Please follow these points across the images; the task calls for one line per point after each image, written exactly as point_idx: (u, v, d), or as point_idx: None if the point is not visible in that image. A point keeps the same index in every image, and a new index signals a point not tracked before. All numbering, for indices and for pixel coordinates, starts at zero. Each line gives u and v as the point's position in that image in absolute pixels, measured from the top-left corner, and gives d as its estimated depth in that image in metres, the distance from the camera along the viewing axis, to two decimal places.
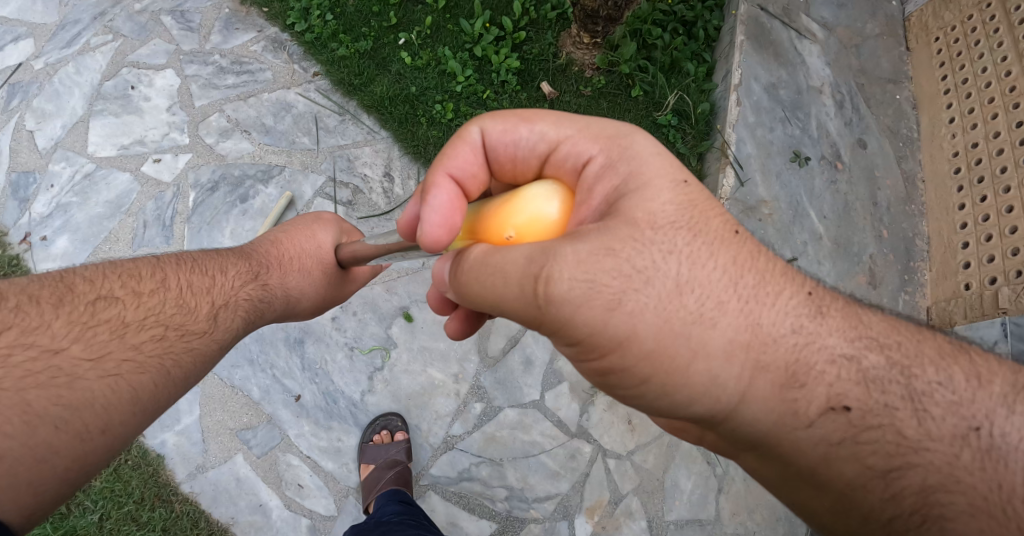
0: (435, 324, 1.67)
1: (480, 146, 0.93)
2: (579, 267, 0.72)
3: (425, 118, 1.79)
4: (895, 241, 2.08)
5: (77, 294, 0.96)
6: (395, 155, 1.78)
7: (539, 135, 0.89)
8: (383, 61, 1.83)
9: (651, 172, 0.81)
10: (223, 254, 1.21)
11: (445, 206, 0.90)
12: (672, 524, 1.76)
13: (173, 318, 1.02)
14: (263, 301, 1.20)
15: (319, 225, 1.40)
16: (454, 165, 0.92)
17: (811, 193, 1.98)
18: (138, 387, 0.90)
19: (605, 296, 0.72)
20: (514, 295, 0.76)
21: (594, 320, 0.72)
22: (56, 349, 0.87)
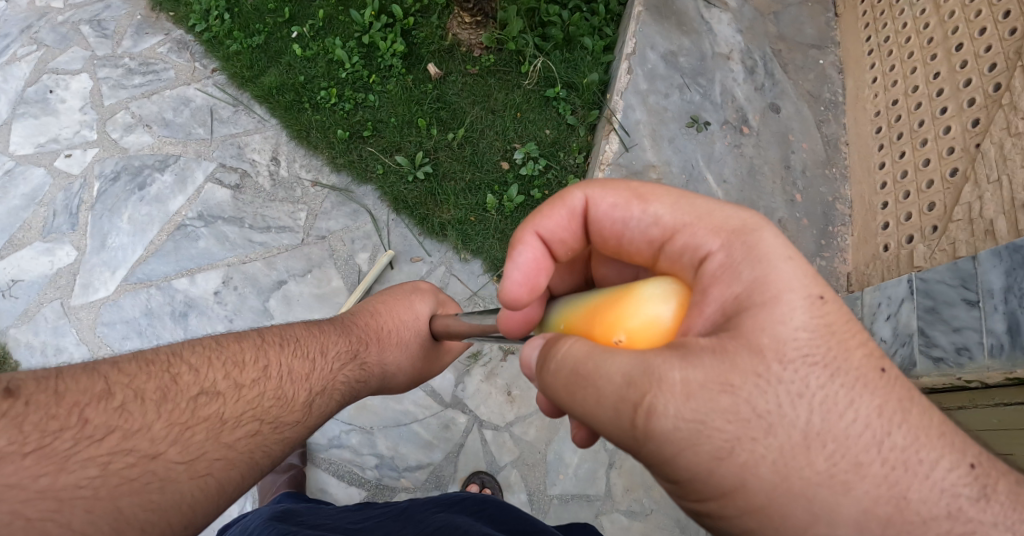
0: (311, 297, 1.74)
1: (581, 215, 0.80)
2: (685, 403, 0.57)
3: (309, 104, 1.88)
4: (810, 206, 2.01)
5: (181, 385, 0.78)
6: (282, 141, 1.87)
7: (652, 217, 0.74)
8: (275, 54, 1.92)
9: (786, 281, 0.62)
10: (325, 328, 1.10)
11: (529, 265, 0.83)
12: (558, 499, 1.67)
13: (269, 409, 0.86)
14: (360, 381, 1.11)
15: (418, 296, 1.33)
16: (544, 229, 0.82)
17: (709, 157, 1.93)
18: (227, 484, 0.75)
19: (713, 443, 0.57)
20: (606, 419, 0.61)
21: (695, 466, 0.58)
22: (154, 453, 0.70)
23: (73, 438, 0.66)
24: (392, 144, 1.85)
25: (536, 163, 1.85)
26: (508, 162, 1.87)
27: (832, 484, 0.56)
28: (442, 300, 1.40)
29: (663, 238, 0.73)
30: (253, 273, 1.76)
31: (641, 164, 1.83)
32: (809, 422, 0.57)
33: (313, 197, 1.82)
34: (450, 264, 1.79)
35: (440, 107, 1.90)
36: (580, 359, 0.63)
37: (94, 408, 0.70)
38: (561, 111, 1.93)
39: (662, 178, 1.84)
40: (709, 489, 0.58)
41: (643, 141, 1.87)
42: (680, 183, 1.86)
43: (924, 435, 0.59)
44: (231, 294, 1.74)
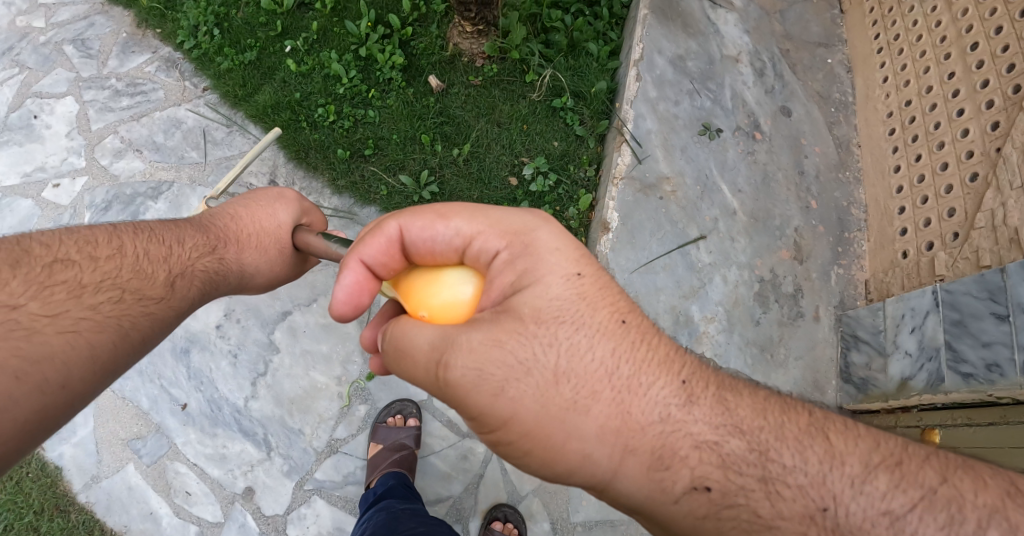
0: (318, 327, 1.68)
1: (397, 241, 0.89)
2: (468, 353, 0.78)
3: (307, 122, 1.79)
4: (825, 212, 1.97)
5: (33, 257, 0.96)
6: (280, 162, 1.79)
7: (454, 231, 0.87)
8: (268, 70, 1.83)
9: (546, 270, 0.83)
10: (181, 226, 1.22)
11: (353, 285, 0.93)
12: (581, 526, 1.63)
13: (130, 282, 1.03)
14: (218, 273, 1.21)
15: (279, 204, 1.34)
16: (367, 256, 0.90)
17: (722, 166, 1.88)
18: (96, 344, 0.91)
19: (490, 383, 0.77)
20: (423, 377, 0.83)
21: (481, 404, 0.78)
22: (16, 305, 0.87)
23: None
24: (396, 162, 1.78)
25: (546, 178, 1.79)
26: (516, 177, 1.81)
27: (575, 407, 0.77)
28: (311, 212, 1.40)
29: (466, 248, 0.88)
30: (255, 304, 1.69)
31: (654, 176, 1.78)
32: (558, 366, 0.78)
33: None
34: None
35: (444, 121, 1.83)
36: (399, 339, 0.85)
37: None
38: (569, 120, 1.87)
39: (676, 191, 1.78)
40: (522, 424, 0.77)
41: (655, 151, 1.81)
42: (695, 194, 1.80)
43: (638, 363, 0.80)
44: (234, 327, 1.67)
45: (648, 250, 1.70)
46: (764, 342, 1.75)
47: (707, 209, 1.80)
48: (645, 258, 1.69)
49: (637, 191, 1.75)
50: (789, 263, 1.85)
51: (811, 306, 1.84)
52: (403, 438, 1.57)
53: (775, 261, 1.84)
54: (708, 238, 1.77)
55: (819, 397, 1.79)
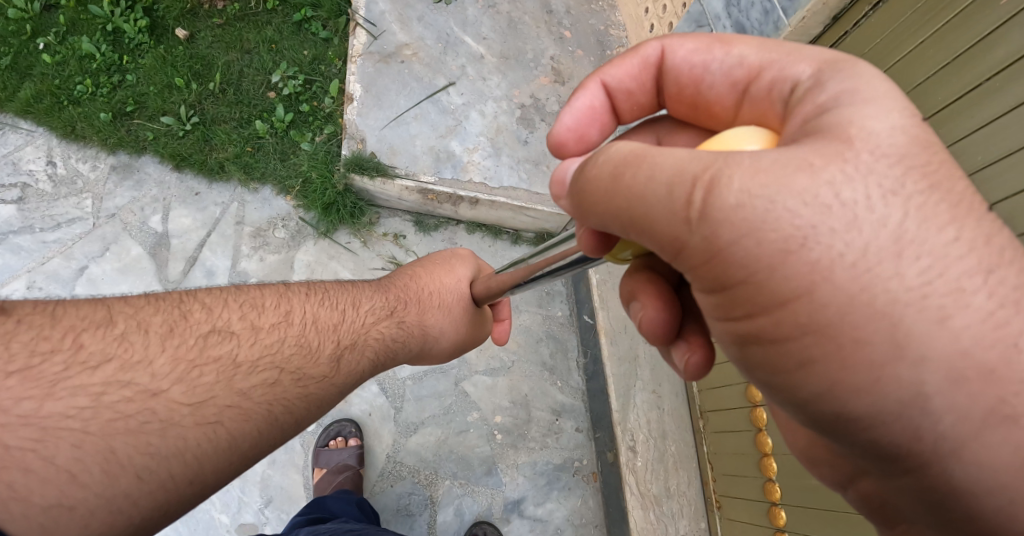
0: (114, 271, 1.75)
1: (655, 65, 0.77)
2: (755, 177, 0.51)
3: (68, 101, 1.88)
4: (581, 38, 2.04)
5: (190, 324, 0.87)
6: (54, 144, 1.88)
7: (736, 60, 0.69)
8: (25, 69, 1.92)
9: (901, 100, 0.55)
10: (363, 287, 1.18)
11: (583, 111, 0.83)
12: (410, 379, 1.71)
13: (291, 360, 0.93)
14: (397, 340, 1.17)
15: (457, 264, 1.40)
16: (612, 78, 0.80)
17: (463, 23, 1.96)
18: (236, 436, 0.81)
19: (782, 231, 0.51)
20: (656, 200, 0.56)
21: (752, 257, 0.52)
22: (155, 390, 0.77)
23: (63, 362, 0.73)
24: (158, 110, 1.87)
25: (296, 81, 1.88)
26: (273, 89, 1.90)
27: (926, 309, 0.50)
28: (481, 266, 1.48)
29: (747, 87, 0.68)
30: (53, 270, 1.75)
31: (393, 46, 1.87)
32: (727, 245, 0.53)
33: (95, 182, 1.83)
34: (241, 198, 1.81)
35: (195, 63, 1.92)
36: (627, 150, 0.59)
37: (91, 334, 0.78)
38: (313, 30, 1.97)
39: (417, 53, 1.87)
40: (802, 311, 0.52)
41: (391, 26, 1.90)
42: (438, 51, 1.89)
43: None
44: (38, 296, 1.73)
45: (396, 106, 1.78)
46: (537, 156, 1.79)
47: (453, 61, 1.88)
48: (394, 113, 1.77)
49: (377, 62, 1.84)
50: (550, 87, 1.91)
51: None
52: (344, 458, 1.55)
53: (536, 87, 1.90)
54: (458, 83, 1.85)
55: None
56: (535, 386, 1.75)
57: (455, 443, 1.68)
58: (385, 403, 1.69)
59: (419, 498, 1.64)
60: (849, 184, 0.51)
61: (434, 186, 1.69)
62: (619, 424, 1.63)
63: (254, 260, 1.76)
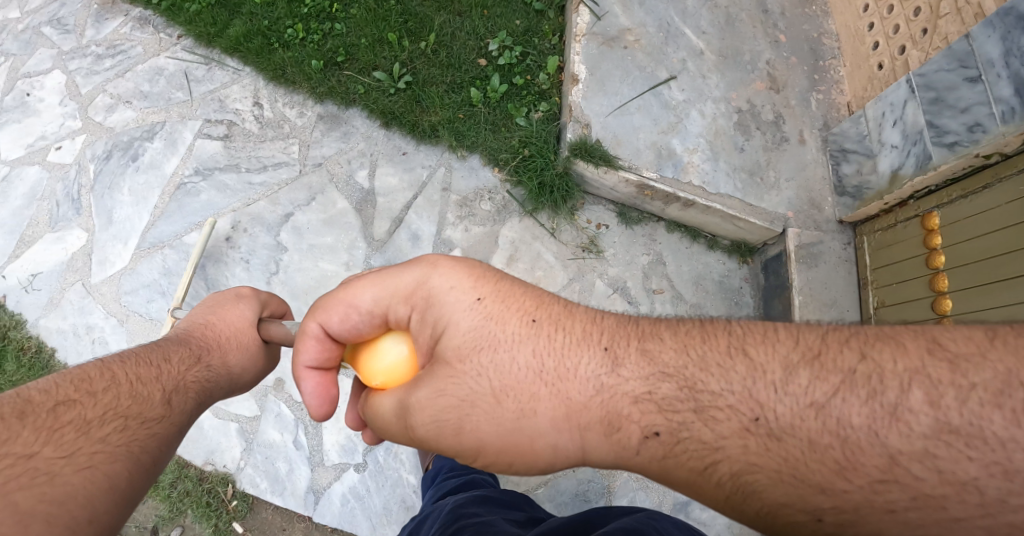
0: (320, 223, 1.75)
1: (326, 337, 0.91)
2: (418, 413, 0.80)
3: (278, 44, 1.85)
4: (796, 44, 1.96)
5: (35, 404, 0.77)
6: (261, 86, 1.86)
7: (513, 348, 0.80)
8: (234, 6, 1.88)
9: (461, 317, 0.82)
10: (163, 343, 1.06)
11: (314, 390, 0.97)
12: None
13: (129, 407, 0.85)
14: (210, 381, 1.06)
15: (242, 301, 1.26)
16: (331, 327, 0.88)
17: (683, 13, 1.90)
18: (113, 476, 0.75)
19: (509, 411, 0.77)
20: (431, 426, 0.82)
21: (505, 429, 0.77)
22: (27, 453, 0.70)
23: None
24: (368, 63, 1.84)
25: (512, 51, 1.84)
26: (484, 56, 1.86)
27: None
28: (267, 302, 1.33)
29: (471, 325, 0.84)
30: (259, 213, 1.76)
31: (616, 29, 1.82)
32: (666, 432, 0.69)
33: (302, 129, 1.82)
34: (449, 163, 1.80)
35: (408, 19, 1.88)
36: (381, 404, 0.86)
37: None
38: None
39: (640, 40, 1.82)
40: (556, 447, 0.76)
41: (614, 7, 1.84)
42: (659, 41, 1.84)
43: None
44: (243, 237, 1.75)
45: (620, 95, 1.75)
46: (752, 166, 1.76)
47: (673, 53, 1.84)
48: (618, 102, 1.74)
49: (600, 45, 1.80)
50: (765, 94, 1.87)
51: (795, 131, 1.85)
52: None
53: (751, 92, 1.85)
54: (679, 78, 1.81)
55: (817, 214, 1.79)
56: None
57: None
58: None
59: (598, 486, 1.68)
60: None
61: (654, 182, 1.67)
62: None
63: (459, 230, 1.75)
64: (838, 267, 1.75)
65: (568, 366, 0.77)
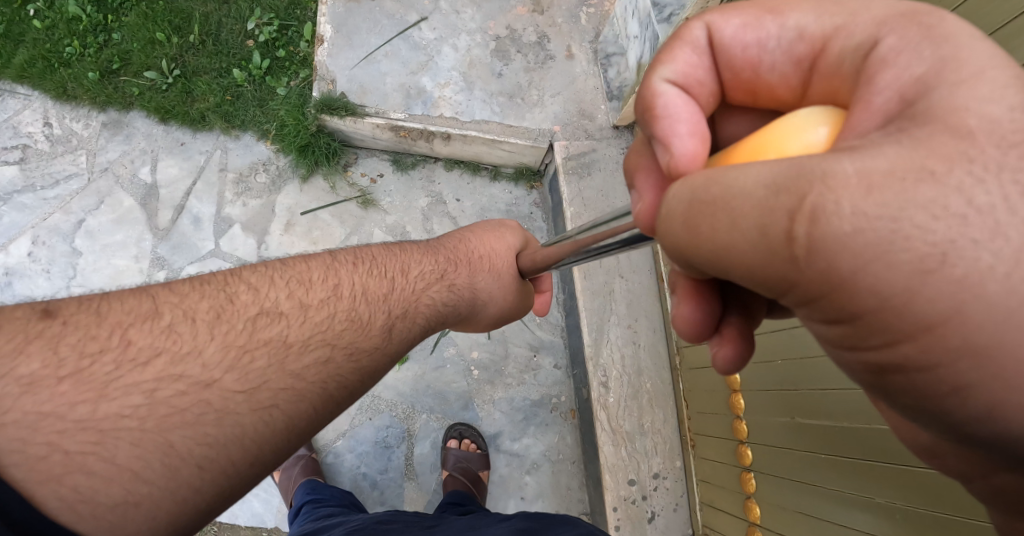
0: (110, 222, 1.82)
1: (710, 51, 0.58)
2: (868, 198, 0.39)
3: (59, 64, 1.92)
4: None
5: (237, 307, 0.76)
6: (49, 107, 1.93)
7: (793, 32, 0.54)
8: (17, 35, 1.94)
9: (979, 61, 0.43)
10: (408, 249, 1.07)
11: (686, 113, 0.57)
12: None
13: (342, 335, 0.82)
14: (450, 302, 1.06)
15: (507, 232, 1.25)
16: (722, 31, 0.56)
17: None
18: (292, 417, 0.72)
19: (905, 266, 0.39)
20: (751, 254, 0.45)
21: (887, 305, 0.41)
22: (208, 380, 0.67)
23: (113, 361, 0.64)
24: (143, 65, 1.88)
25: (271, 26, 1.87)
26: (250, 37, 1.89)
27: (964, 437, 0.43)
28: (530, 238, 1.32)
29: (812, 60, 0.54)
30: (55, 224, 1.83)
31: None
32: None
33: (88, 140, 1.90)
34: (223, 145, 1.85)
35: (175, 16, 1.91)
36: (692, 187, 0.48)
37: (137, 329, 0.68)
38: None
39: None
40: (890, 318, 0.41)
41: None
42: None
43: None
44: (42, 249, 1.80)
45: (367, 45, 1.72)
46: (511, 89, 1.71)
47: None
48: (363, 53, 1.72)
49: (347, 3, 1.76)
50: (528, 17, 1.77)
51: (562, 47, 1.76)
52: (298, 448, 1.57)
53: (512, 19, 1.77)
54: (430, 19, 1.76)
55: (588, 124, 1.70)
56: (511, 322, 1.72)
57: (433, 378, 1.69)
58: None
59: (396, 430, 1.66)
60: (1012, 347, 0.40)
61: (403, 122, 1.66)
62: (591, 359, 1.59)
63: (237, 206, 1.80)
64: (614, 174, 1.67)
65: (964, 113, 0.41)
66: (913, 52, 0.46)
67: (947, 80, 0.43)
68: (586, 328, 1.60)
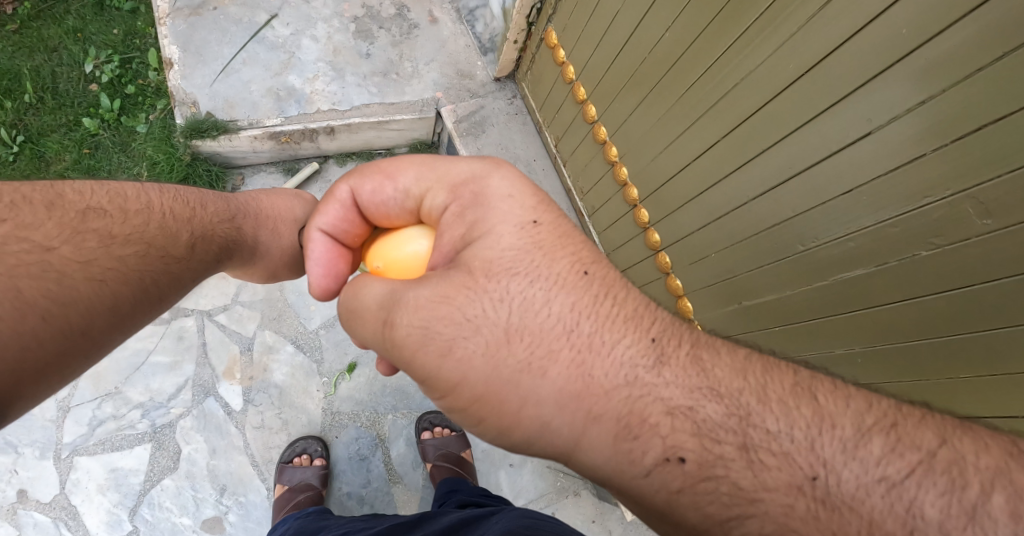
0: None
1: (351, 205, 0.82)
2: (416, 315, 0.68)
3: None
4: None
5: (66, 201, 0.91)
6: None
7: (403, 191, 0.78)
8: None
9: (499, 219, 0.71)
10: (201, 192, 1.10)
11: (324, 257, 0.86)
12: (322, 328, 1.65)
13: (156, 239, 0.96)
14: (235, 246, 1.08)
15: (299, 200, 1.20)
16: (360, 195, 0.80)
17: None
18: (117, 295, 0.88)
19: (437, 343, 0.67)
20: (373, 337, 0.74)
21: (428, 367, 0.68)
22: (47, 246, 0.84)
23: None
24: None
25: (112, 64, 1.71)
26: (92, 81, 1.72)
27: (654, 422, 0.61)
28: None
29: (419, 208, 0.78)
30: None
31: None
32: None
33: None
34: None
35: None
36: (349, 300, 0.77)
37: None
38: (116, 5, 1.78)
39: None
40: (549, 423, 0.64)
41: None
42: None
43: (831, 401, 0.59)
44: None
45: (221, 57, 1.58)
46: (384, 67, 1.64)
47: None
48: (220, 65, 1.57)
49: (188, 17, 1.60)
50: None
51: (423, 13, 1.70)
52: (308, 477, 1.46)
53: None
54: (281, 14, 1.64)
55: (470, 83, 1.66)
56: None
57: (386, 377, 1.63)
58: (305, 359, 1.61)
59: (367, 440, 1.58)
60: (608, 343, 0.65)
61: (283, 127, 1.56)
62: None
63: None
64: (507, 125, 1.65)
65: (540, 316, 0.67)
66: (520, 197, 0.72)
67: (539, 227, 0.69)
68: None
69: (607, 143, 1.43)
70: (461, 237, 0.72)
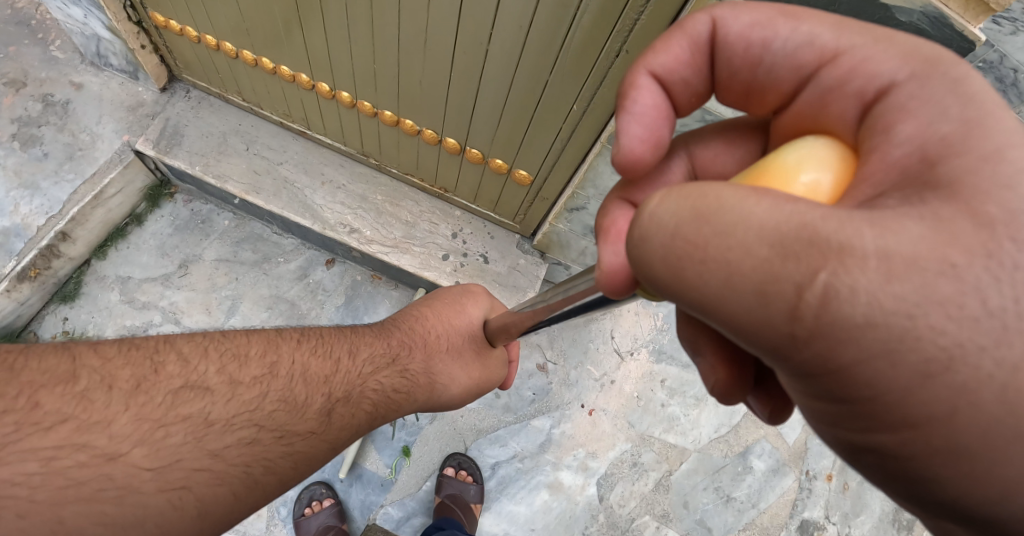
0: None
1: (706, 47, 0.56)
2: (888, 286, 0.38)
3: None
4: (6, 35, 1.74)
5: (163, 380, 0.76)
6: None
7: (803, 42, 0.52)
8: None
9: (1017, 131, 0.42)
10: (361, 330, 1.07)
11: (648, 110, 0.57)
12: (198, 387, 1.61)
13: (276, 415, 0.84)
14: (401, 389, 1.05)
15: (470, 299, 1.23)
16: (732, 28, 0.54)
17: None
18: (210, 503, 0.73)
19: (919, 354, 0.39)
20: (742, 314, 0.44)
21: (895, 382, 0.40)
22: (113, 453, 0.68)
23: (16, 422, 0.64)
24: None
25: None
26: None
27: None
28: (495, 303, 1.29)
29: (812, 78, 0.52)
30: None
31: None
32: None
33: None
34: None
35: None
36: (686, 224, 0.45)
37: (49, 391, 0.68)
38: None
39: None
40: (937, 438, 0.41)
41: None
42: None
43: None
44: None
45: None
46: (66, 152, 1.64)
47: None
48: None
49: None
50: (20, 98, 1.68)
51: (63, 85, 1.71)
52: (326, 520, 1.49)
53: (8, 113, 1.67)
54: None
55: (142, 110, 1.69)
56: (256, 281, 1.71)
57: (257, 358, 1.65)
58: None
59: None
60: (998, 288, 0.38)
61: (22, 263, 1.52)
62: (324, 227, 1.56)
63: None
64: (198, 117, 1.68)
65: None
66: (934, 96, 0.45)
67: (979, 149, 0.42)
68: (296, 216, 1.57)
69: (258, 61, 1.44)
70: (948, 134, 0.43)
